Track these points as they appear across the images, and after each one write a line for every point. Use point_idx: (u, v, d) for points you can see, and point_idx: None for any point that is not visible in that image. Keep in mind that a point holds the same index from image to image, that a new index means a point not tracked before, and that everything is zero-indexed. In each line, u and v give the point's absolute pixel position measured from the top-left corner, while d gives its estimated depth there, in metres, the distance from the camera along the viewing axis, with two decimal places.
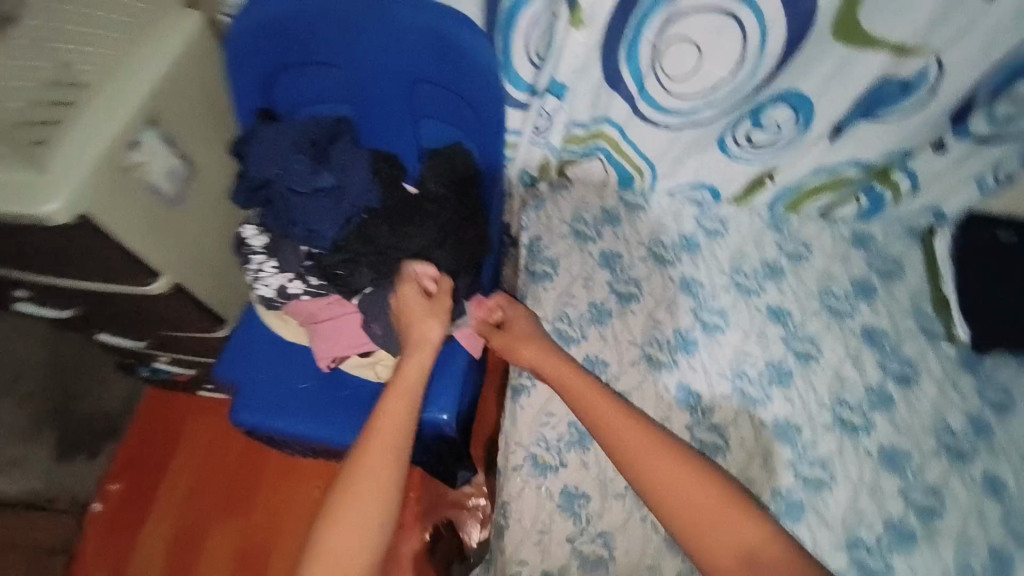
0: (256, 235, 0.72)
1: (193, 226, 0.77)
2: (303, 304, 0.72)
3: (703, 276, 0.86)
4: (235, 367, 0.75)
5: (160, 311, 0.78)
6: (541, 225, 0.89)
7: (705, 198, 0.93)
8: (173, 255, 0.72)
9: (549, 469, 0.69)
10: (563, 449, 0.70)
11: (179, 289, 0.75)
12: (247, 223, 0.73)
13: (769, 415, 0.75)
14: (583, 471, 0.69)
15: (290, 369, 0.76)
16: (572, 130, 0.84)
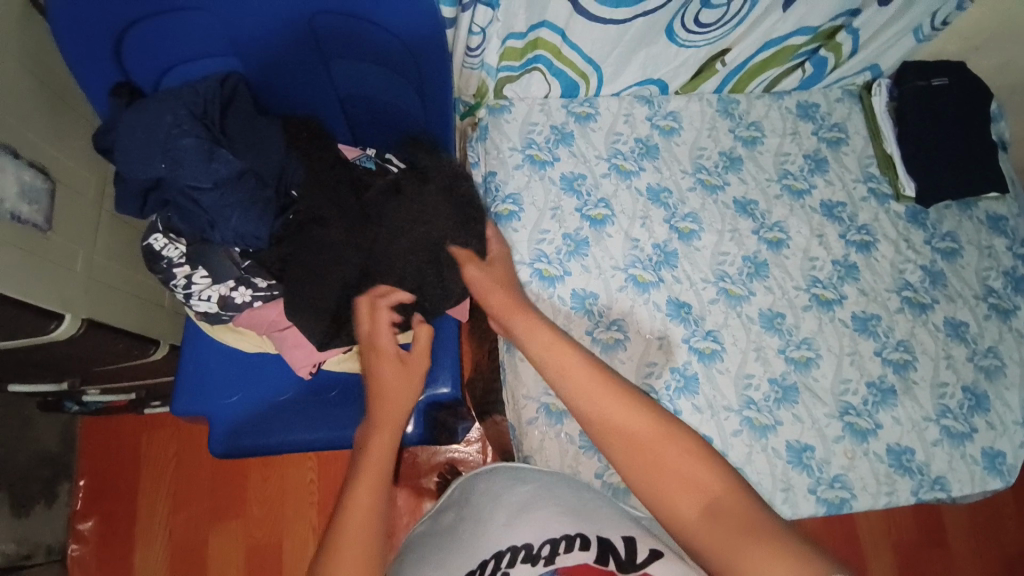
0: (168, 244, 0.59)
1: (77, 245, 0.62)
2: (257, 312, 0.61)
3: (669, 181, 0.82)
4: (203, 396, 0.68)
5: (76, 353, 0.65)
6: (491, 158, 0.80)
7: (653, 94, 0.86)
8: (66, 286, 0.59)
9: (564, 414, 0.68)
10: None
11: (91, 323, 0.62)
12: (152, 232, 0.59)
13: (756, 311, 0.76)
14: None
15: (264, 381, 0.69)
16: (507, 44, 0.73)
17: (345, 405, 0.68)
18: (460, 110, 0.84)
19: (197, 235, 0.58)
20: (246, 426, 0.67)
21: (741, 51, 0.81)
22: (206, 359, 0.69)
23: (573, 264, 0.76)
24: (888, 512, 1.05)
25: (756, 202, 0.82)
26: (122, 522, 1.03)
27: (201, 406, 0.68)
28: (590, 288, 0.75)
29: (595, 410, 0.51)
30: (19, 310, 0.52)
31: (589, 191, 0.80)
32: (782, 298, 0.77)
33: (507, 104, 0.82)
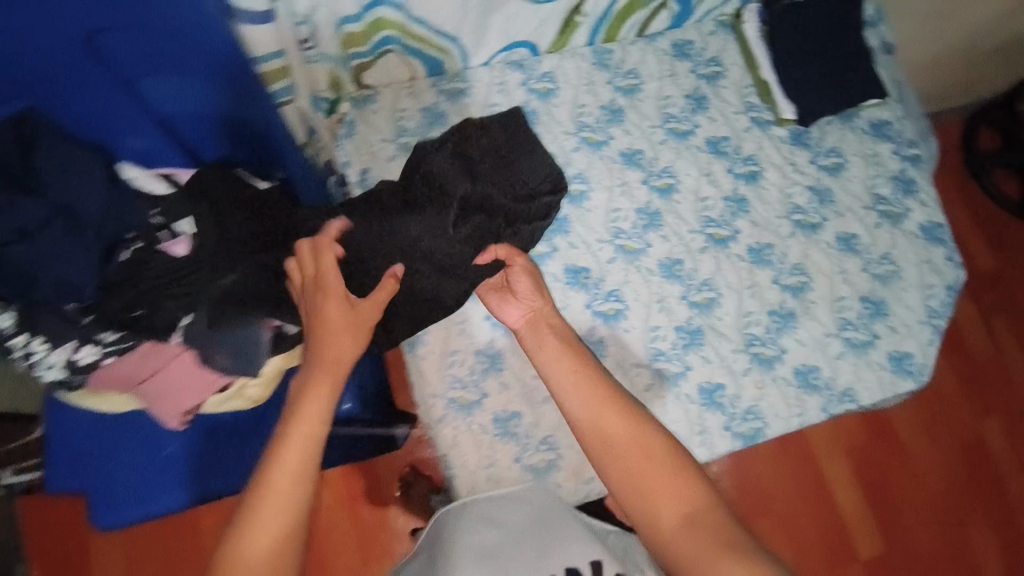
0: None
1: None
2: (113, 370, 0.57)
3: (551, 146, 0.80)
4: (74, 472, 0.66)
5: None
6: (362, 153, 0.78)
7: (524, 56, 0.83)
8: None
9: (471, 405, 0.69)
10: (479, 379, 0.70)
11: None
12: None
13: (653, 262, 0.76)
14: (506, 392, 0.70)
15: (142, 445, 0.67)
16: (344, 30, 0.69)
17: (242, 445, 0.68)
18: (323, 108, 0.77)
19: (20, 297, 0.53)
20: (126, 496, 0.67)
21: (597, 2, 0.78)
22: (73, 433, 0.67)
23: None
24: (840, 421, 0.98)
25: (641, 152, 0.80)
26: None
27: (76, 481, 0.67)
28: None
29: (597, 416, 0.47)
30: None
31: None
32: (676, 244, 0.77)
33: (371, 106, 0.79)
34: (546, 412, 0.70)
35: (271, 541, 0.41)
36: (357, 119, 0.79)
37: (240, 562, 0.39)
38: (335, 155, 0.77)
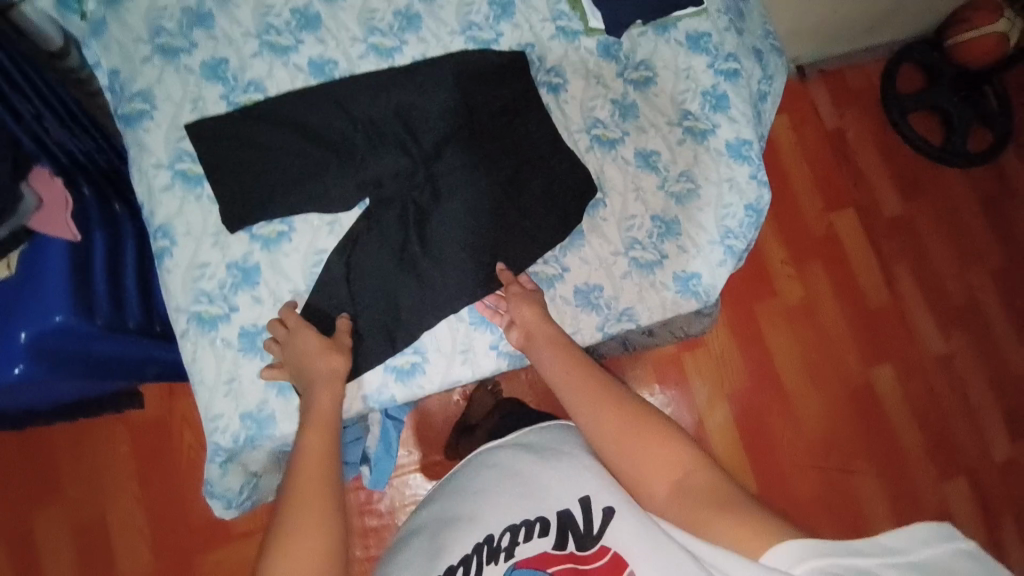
0: None
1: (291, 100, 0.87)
2: (394, 159, 0.88)
3: (703, 124, 0.95)
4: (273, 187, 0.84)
5: (241, 142, 0.85)
6: (560, 62, 0.96)
7: (710, 42, 0.98)
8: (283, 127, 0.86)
9: (553, 277, 0.88)
10: (561, 257, 0.89)
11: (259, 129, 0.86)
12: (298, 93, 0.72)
13: (715, 231, 0.91)
14: (585, 269, 0.89)
15: (311, 204, 0.85)
16: None
17: (377, 241, 0.87)
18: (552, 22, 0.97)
19: (395, 96, 0.90)
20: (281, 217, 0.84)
21: (752, 23, 1.07)
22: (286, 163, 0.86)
23: (588, 157, 0.93)
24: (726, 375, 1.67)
25: (750, 145, 0.94)
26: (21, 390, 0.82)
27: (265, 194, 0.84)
28: (599, 178, 0.92)
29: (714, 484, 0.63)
30: (283, 136, 0.86)
31: (627, 106, 0.95)
32: (741, 232, 0.92)
33: (580, 29, 0.97)
34: (588, 319, 0.88)
35: (610, 412, 0.71)
36: (567, 36, 0.96)
37: (598, 417, 0.71)
38: (540, 51, 0.96)
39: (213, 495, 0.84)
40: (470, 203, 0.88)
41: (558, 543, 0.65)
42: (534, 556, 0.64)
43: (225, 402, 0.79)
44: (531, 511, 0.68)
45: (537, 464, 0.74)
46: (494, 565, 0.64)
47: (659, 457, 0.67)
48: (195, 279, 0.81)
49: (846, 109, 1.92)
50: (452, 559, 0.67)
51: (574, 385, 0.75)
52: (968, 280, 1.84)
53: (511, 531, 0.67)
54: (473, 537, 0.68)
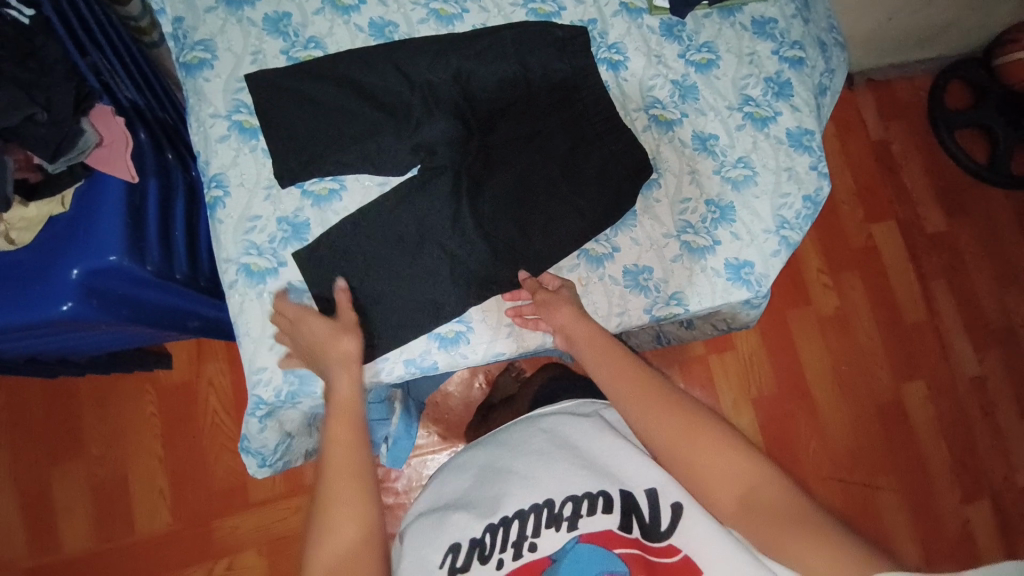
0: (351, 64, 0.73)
1: (348, 57, 0.85)
2: (447, 126, 0.84)
3: (764, 111, 0.93)
4: (325, 144, 0.83)
5: (295, 97, 0.84)
6: (622, 38, 0.94)
7: (776, 28, 0.96)
8: (338, 85, 0.84)
9: (603, 256, 0.86)
10: (612, 236, 0.86)
11: (314, 84, 0.84)
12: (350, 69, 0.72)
13: (771, 220, 0.89)
14: (636, 250, 0.86)
15: (360, 163, 0.83)
16: None
17: (427, 206, 0.84)
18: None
19: (454, 57, 0.86)
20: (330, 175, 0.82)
21: (819, 14, 1.05)
22: (340, 121, 0.84)
23: (644, 137, 0.91)
24: (754, 380, 1.64)
25: (812, 136, 0.92)
26: (70, 328, 0.83)
27: (317, 151, 0.83)
28: (655, 158, 0.90)
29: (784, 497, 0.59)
30: (338, 93, 0.84)
31: (687, 87, 0.93)
32: (797, 223, 0.90)
33: (644, 7, 0.95)
34: (636, 302, 0.85)
35: (664, 414, 0.67)
36: (629, 12, 0.94)
37: (652, 419, 0.67)
38: (602, 27, 0.93)
39: (248, 451, 0.83)
40: (525, 178, 0.86)
41: (623, 523, 0.66)
42: (598, 530, 0.65)
43: (268, 356, 0.77)
44: (595, 484, 0.69)
45: (601, 440, 0.75)
46: (556, 531, 0.65)
47: (725, 474, 0.63)
48: (246, 231, 0.80)
49: (893, 120, 1.88)
50: (509, 512, 0.68)
51: (629, 392, 0.70)
52: (1010, 304, 1.79)
53: (574, 501, 0.67)
54: (533, 497, 0.69)
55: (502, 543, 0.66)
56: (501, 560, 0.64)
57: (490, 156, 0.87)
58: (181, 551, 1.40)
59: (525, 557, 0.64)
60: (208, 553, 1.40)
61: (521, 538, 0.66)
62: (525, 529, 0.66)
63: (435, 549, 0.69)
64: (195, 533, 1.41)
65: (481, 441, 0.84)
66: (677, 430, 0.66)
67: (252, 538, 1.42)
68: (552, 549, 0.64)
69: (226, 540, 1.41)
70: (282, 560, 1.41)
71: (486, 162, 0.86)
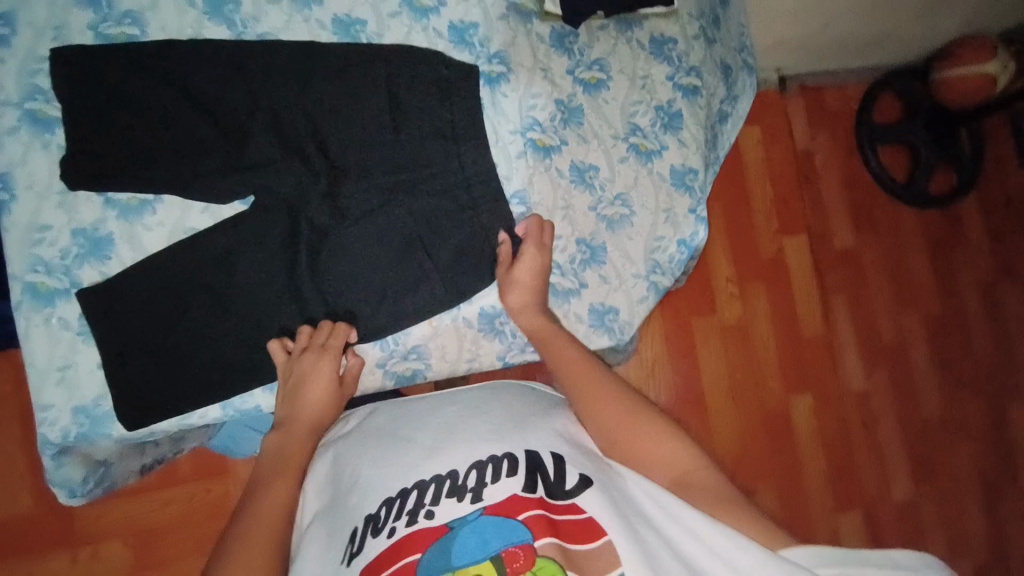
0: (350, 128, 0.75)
1: (172, 44, 0.72)
2: (284, 140, 0.74)
3: (654, 143, 0.87)
4: (130, 149, 0.70)
5: (95, 90, 0.70)
6: (509, 48, 0.84)
7: (674, 51, 0.90)
8: (157, 78, 0.71)
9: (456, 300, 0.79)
10: None
11: (124, 75, 0.70)
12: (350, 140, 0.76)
13: (643, 264, 0.86)
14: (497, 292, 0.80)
15: (171, 177, 0.70)
16: None
17: (254, 233, 0.73)
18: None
19: (300, 57, 0.75)
20: (133, 183, 0.70)
21: (728, 34, 0.98)
22: (152, 121, 0.70)
23: (518, 164, 0.83)
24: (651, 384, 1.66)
25: (695, 175, 0.87)
26: None
27: (119, 157, 0.70)
28: (527, 190, 0.83)
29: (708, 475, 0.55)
30: (156, 89, 0.71)
31: (571, 109, 0.85)
32: (669, 267, 0.87)
33: (534, 10, 0.86)
34: (486, 348, 0.81)
35: (597, 389, 0.63)
36: (519, 14, 0.85)
37: (586, 394, 0.63)
38: (485, 32, 0.84)
39: (51, 486, 0.73)
40: (378, 237, 0.77)
41: (529, 485, 0.53)
42: (503, 501, 0.51)
43: (55, 392, 0.69)
44: (499, 447, 0.56)
45: (505, 406, 0.62)
46: (455, 502, 0.52)
47: (653, 454, 0.57)
48: (32, 243, 0.69)
49: (820, 130, 1.86)
50: (400, 483, 0.54)
51: (570, 372, 0.66)
52: (902, 322, 1.87)
53: (477, 469, 0.54)
54: (424, 466, 0.55)
55: (397, 511, 0.52)
56: (393, 529, 0.51)
57: (332, 175, 0.75)
58: (41, 540, 1.18)
59: (419, 524, 0.51)
60: (66, 542, 1.18)
61: (416, 506, 0.52)
62: (422, 497, 0.53)
63: (332, 539, 0.54)
64: (58, 524, 1.19)
65: (375, 412, 0.67)
66: (606, 405, 0.62)
67: (122, 528, 1.20)
68: (448, 520, 0.50)
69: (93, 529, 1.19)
70: (150, 551, 1.20)
71: (329, 185, 0.75)
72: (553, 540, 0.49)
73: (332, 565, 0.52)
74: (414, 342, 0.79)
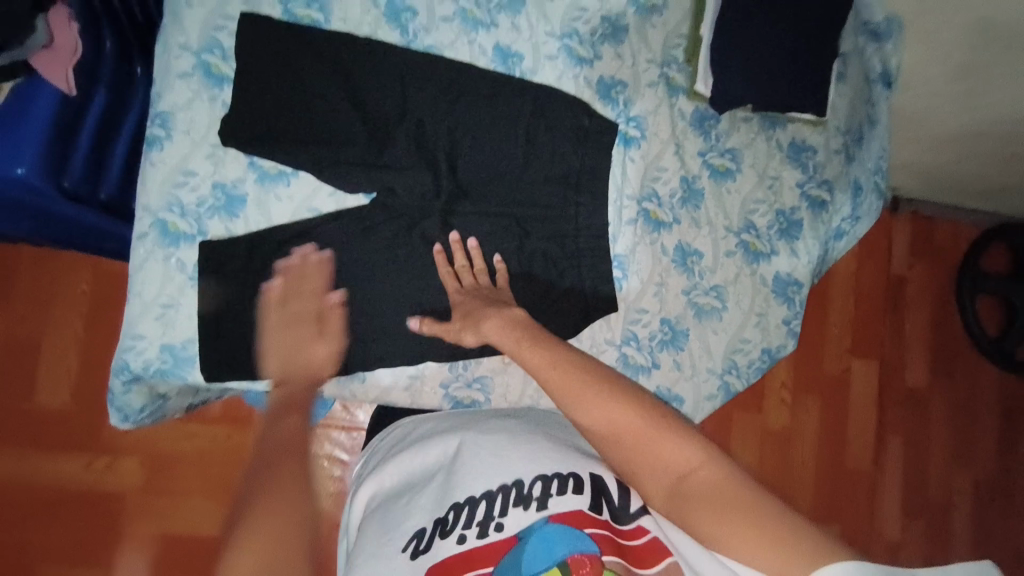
0: (485, 157, 0.78)
1: (348, 36, 0.77)
2: (422, 152, 0.77)
3: (766, 246, 0.86)
4: (286, 124, 0.75)
5: (268, 60, 0.75)
6: (650, 114, 0.85)
7: (809, 162, 0.89)
8: (327, 63, 0.76)
9: None
10: None
11: (300, 55, 0.75)
12: (482, 166, 0.78)
13: (720, 361, 0.84)
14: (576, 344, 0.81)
15: (313, 159, 0.75)
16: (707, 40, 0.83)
17: (371, 230, 0.77)
18: (672, 71, 0.86)
19: (458, 77, 0.78)
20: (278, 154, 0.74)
21: (866, 153, 0.95)
22: (311, 103, 0.75)
23: (626, 229, 0.83)
24: None
25: (798, 288, 0.87)
26: None
27: (273, 129, 0.74)
28: (628, 257, 0.82)
29: (724, 480, 0.48)
30: (324, 74, 0.76)
31: (693, 190, 0.85)
32: (745, 372, 0.86)
33: (683, 87, 0.86)
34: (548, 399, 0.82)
35: (594, 396, 0.57)
36: (668, 87, 0.86)
37: (579, 405, 0.57)
38: (630, 94, 0.84)
39: (109, 406, 0.77)
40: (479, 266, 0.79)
41: (594, 505, 0.52)
42: (568, 512, 0.51)
43: (151, 325, 0.74)
44: (562, 463, 0.55)
45: (544, 427, 0.63)
46: (522, 511, 0.51)
47: (653, 461, 0.51)
48: (175, 184, 0.75)
49: (921, 259, 1.71)
50: (473, 488, 0.54)
51: (558, 384, 0.60)
52: (955, 483, 1.69)
53: (542, 480, 0.54)
54: (490, 474, 0.55)
55: (468, 519, 0.52)
56: (464, 536, 0.51)
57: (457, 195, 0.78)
58: (63, 434, 1.17)
59: (488, 537, 0.51)
60: (87, 446, 1.17)
61: (487, 517, 0.52)
62: (491, 506, 0.53)
63: (400, 527, 0.55)
64: (85, 423, 1.18)
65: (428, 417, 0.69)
66: (600, 412, 0.56)
67: (138, 446, 1.18)
68: (517, 530, 0.50)
69: (115, 440, 1.18)
70: (161, 482, 1.18)
71: (452, 205, 0.78)
72: (618, 559, 0.48)
73: (401, 553, 0.53)
74: (481, 372, 0.82)
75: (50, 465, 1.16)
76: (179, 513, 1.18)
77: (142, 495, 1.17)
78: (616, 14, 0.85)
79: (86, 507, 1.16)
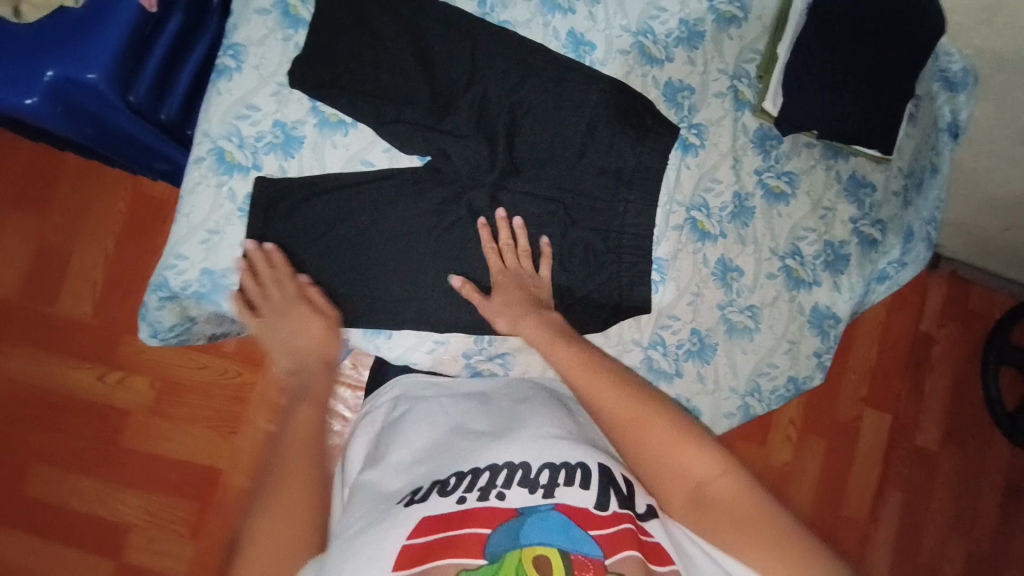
0: (545, 139, 0.78)
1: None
2: (483, 123, 0.77)
3: (808, 276, 0.85)
4: (355, 74, 0.75)
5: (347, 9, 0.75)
6: (713, 123, 0.84)
7: (866, 198, 0.87)
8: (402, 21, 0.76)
9: None
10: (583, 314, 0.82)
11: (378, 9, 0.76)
12: (540, 146, 0.78)
13: (744, 382, 0.83)
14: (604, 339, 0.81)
15: (376, 114, 0.75)
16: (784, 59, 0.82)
17: (421, 192, 0.77)
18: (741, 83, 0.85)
19: (529, 56, 0.78)
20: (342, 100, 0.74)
21: (924, 201, 0.93)
22: (382, 57, 0.75)
23: (671, 234, 0.82)
24: None
25: (835, 323, 0.85)
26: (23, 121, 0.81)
27: (342, 76, 0.75)
28: (669, 262, 0.82)
29: (742, 495, 0.52)
30: (398, 30, 0.76)
31: (744, 208, 0.84)
32: (767, 397, 0.85)
33: (750, 102, 0.85)
34: None
35: (623, 397, 0.59)
36: (735, 100, 0.85)
37: (606, 404, 0.59)
38: (696, 100, 0.84)
39: (140, 319, 0.78)
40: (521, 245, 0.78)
41: (600, 502, 0.52)
42: (573, 500, 0.51)
43: (193, 248, 0.75)
44: (574, 454, 0.56)
45: (556, 412, 0.64)
46: (527, 493, 0.52)
47: (674, 463, 0.55)
48: (237, 116, 0.76)
49: (952, 322, 1.68)
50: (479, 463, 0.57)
51: (585, 380, 0.62)
52: (949, 552, 1.65)
53: (550, 468, 0.55)
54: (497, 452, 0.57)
55: (468, 485, 0.55)
56: (464, 498, 0.53)
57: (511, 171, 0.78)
58: (81, 345, 1.19)
59: (488, 501, 0.52)
60: (99, 361, 1.19)
61: (489, 485, 0.54)
62: (494, 478, 0.55)
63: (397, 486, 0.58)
64: (102, 339, 1.19)
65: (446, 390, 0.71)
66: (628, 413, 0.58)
67: (149, 369, 1.19)
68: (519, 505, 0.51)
69: (129, 360, 1.19)
70: (167, 408, 1.19)
71: (503, 180, 0.77)
72: (637, 555, 0.48)
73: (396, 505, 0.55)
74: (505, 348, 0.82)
75: (64, 372, 1.18)
76: (178, 442, 1.19)
77: (146, 417, 1.19)
78: (695, 19, 0.84)
79: (90, 420, 1.18)
